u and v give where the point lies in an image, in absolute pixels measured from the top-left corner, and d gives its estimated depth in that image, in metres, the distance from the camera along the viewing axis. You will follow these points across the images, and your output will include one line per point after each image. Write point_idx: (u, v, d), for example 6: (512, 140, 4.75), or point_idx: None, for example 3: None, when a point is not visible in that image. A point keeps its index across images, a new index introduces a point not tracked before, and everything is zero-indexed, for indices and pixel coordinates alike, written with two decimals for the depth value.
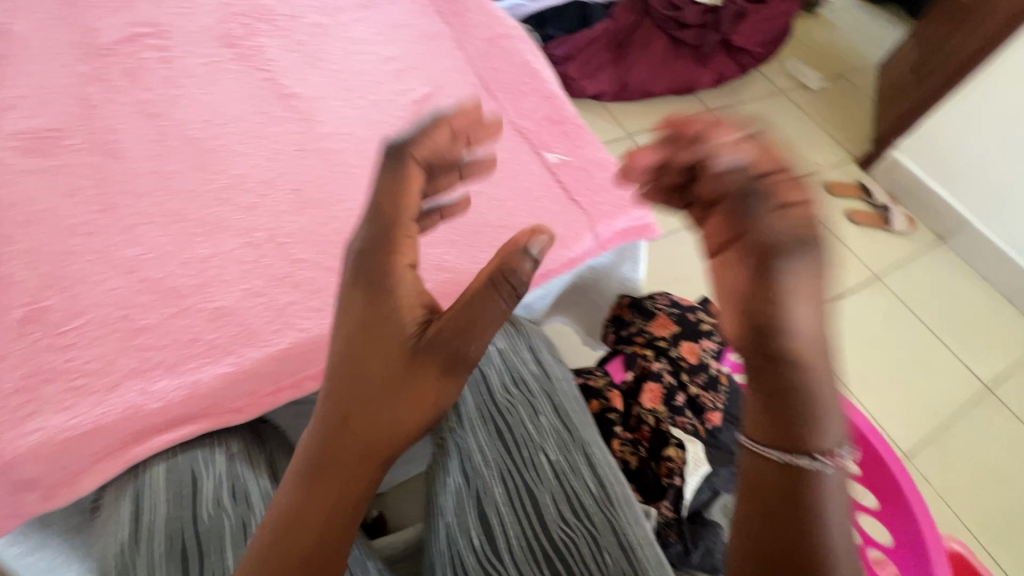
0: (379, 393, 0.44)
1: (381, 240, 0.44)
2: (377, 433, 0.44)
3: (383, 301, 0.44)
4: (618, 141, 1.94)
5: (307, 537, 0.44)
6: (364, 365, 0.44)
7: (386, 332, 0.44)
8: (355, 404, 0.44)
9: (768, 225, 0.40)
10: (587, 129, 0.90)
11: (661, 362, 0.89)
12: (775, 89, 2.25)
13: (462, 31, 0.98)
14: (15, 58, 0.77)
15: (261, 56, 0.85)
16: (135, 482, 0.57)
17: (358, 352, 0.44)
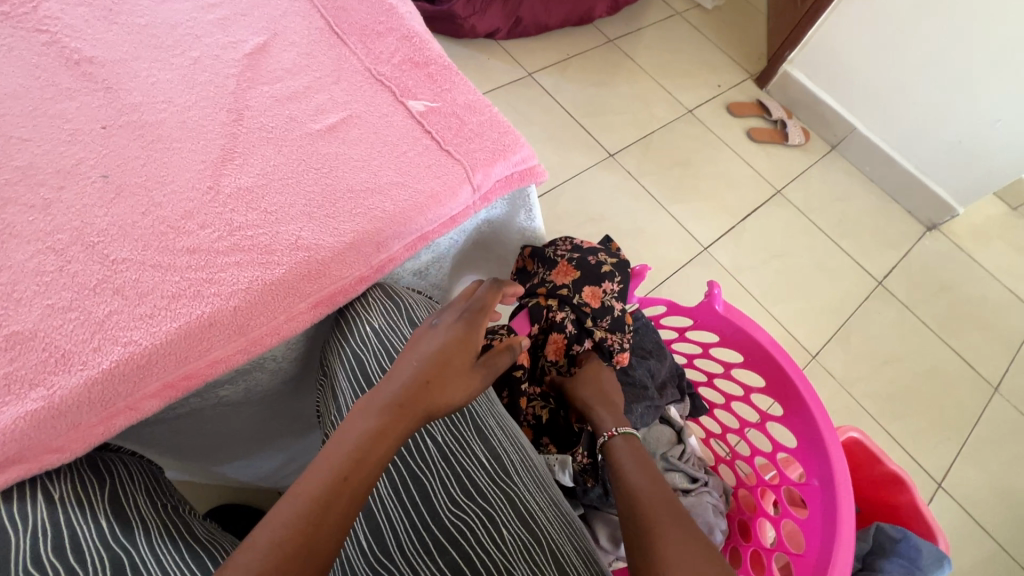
0: (439, 387, 0.55)
1: (478, 307, 0.63)
2: (429, 408, 0.54)
3: (467, 330, 0.60)
4: (519, 82, 1.84)
5: (349, 488, 0.47)
6: (442, 360, 0.57)
7: (461, 346, 0.58)
8: (425, 383, 0.55)
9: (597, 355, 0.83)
10: (455, 70, 0.81)
11: (564, 313, 0.81)
12: (670, 12, 2.20)
13: None
14: None
15: (36, 14, 0.69)
16: None
17: (436, 352, 0.57)
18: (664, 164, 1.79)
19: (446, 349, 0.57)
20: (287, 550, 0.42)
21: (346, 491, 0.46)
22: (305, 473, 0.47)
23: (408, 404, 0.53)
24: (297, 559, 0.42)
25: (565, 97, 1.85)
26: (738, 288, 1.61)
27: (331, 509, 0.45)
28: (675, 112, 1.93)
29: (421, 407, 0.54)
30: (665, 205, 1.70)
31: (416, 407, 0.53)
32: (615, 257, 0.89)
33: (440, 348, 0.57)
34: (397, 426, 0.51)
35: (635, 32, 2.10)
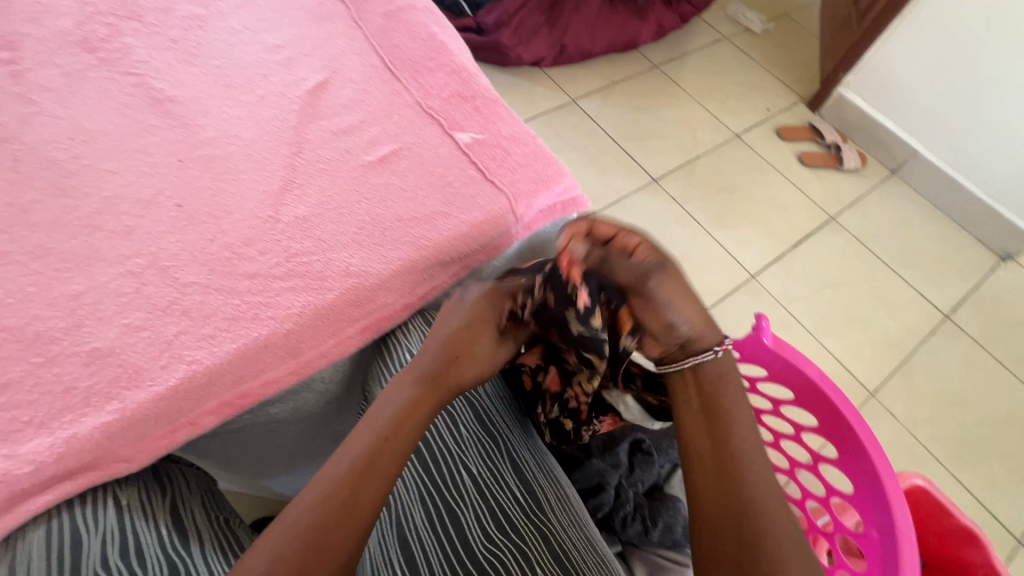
0: (462, 364, 0.62)
1: (503, 288, 0.67)
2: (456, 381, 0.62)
3: (491, 312, 0.65)
4: (562, 108, 1.87)
5: (388, 449, 0.55)
6: (466, 340, 0.63)
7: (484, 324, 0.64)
8: (450, 360, 0.62)
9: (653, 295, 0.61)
10: (501, 102, 0.84)
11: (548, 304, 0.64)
12: (717, 36, 2.19)
13: (358, 9, 0.91)
14: None
15: (128, 58, 0.77)
16: (11, 553, 0.48)
17: (462, 330, 0.63)
18: (709, 188, 1.76)
19: (470, 329, 0.63)
20: (335, 498, 0.52)
21: (386, 452, 0.55)
22: (354, 435, 0.56)
23: (439, 377, 0.61)
24: (344, 508, 0.52)
25: (608, 122, 1.86)
26: (787, 317, 1.54)
27: (373, 470, 0.54)
28: (721, 135, 1.90)
29: (448, 380, 0.61)
30: (710, 231, 1.67)
31: (446, 379, 0.61)
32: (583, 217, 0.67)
33: (465, 326, 0.63)
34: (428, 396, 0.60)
35: (680, 56, 2.09)
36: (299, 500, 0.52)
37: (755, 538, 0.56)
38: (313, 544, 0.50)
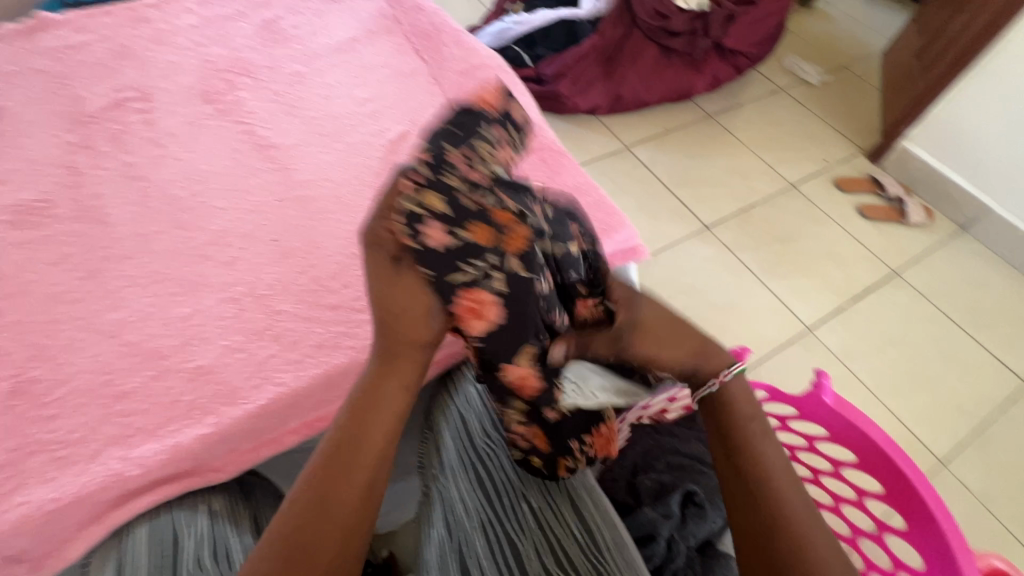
0: (397, 328, 0.53)
1: (381, 232, 0.52)
2: (401, 349, 0.54)
3: (399, 271, 0.52)
4: (614, 154, 1.92)
5: (345, 443, 0.53)
6: (390, 304, 0.53)
7: (394, 287, 0.52)
8: (385, 329, 0.54)
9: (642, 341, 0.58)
10: (566, 154, 0.89)
11: (490, 268, 0.53)
12: (773, 87, 2.21)
13: (437, 67, 1.00)
14: (9, 134, 0.82)
15: (239, 109, 0.88)
16: (120, 547, 0.55)
17: (379, 291, 0.53)
18: (763, 237, 1.75)
19: (382, 300, 0.53)
20: (303, 496, 0.51)
21: (342, 443, 0.53)
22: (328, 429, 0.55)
23: (388, 356, 0.54)
24: (311, 504, 0.51)
25: (660, 168, 1.90)
26: (847, 374, 1.48)
27: (333, 463, 0.52)
28: (776, 185, 1.89)
29: (393, 350, 0.54)
30: (763, 280, 1.65)
31: (398, 362, 0.54)
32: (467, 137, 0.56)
33: (379, 299, 0.53)
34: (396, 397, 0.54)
35: (735, 106, 2.12)
36: (280, 513, 0.51)
37: (780, 549, 0.53)
38: (294, 560, 0.49)
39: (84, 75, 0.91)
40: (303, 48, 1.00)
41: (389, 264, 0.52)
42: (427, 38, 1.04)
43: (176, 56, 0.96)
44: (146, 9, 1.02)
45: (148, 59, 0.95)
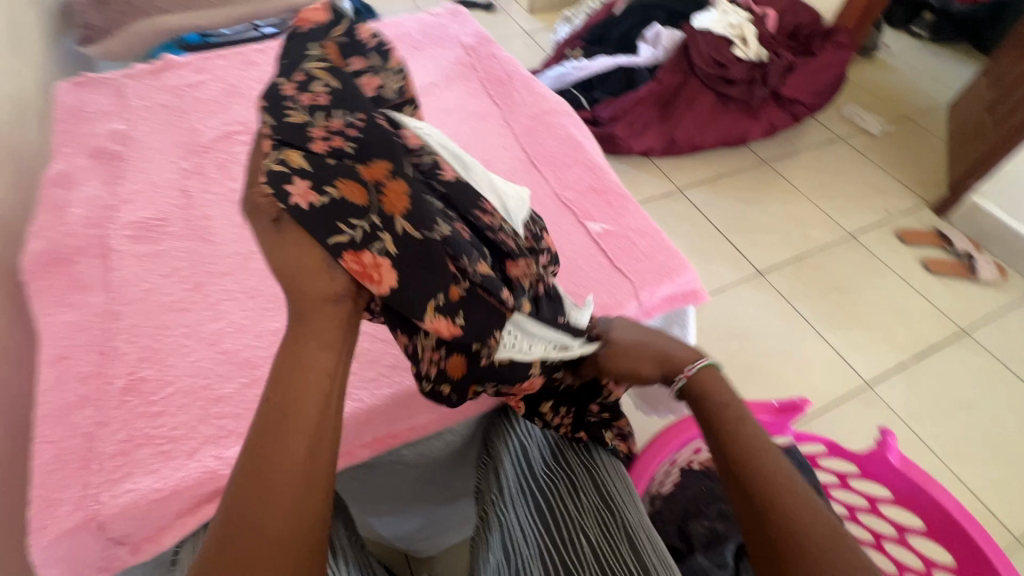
0: (304, 283, 0.52)
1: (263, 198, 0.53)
2: (314, 300, 0.52)
3: (285, 232, 0.52)
4: (667, 196, 1.94)
5: (273, 409, 0.50)
6: (289, 260, 0.52)
7: (297, 251, 0.52)
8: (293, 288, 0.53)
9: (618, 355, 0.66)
10: (629, 197, 0.93)
11: (373, 225, 0.53)
12: (832, 136, 2.19)
13: (509, 111, 1.07)
14: (135, 159, 0.93)
15: None
16: None
17: (278, 255, 0.52)
18: (819, 286, 1.71)
19: (282, 271, 0.52)
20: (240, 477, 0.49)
21: (269, 412, 0.50)
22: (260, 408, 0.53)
23: (297, 321, 0.53)
24: (251, 480, 0.48)
25: (713, 211, 1.91)
26: (911, 436, 1.41)
27: (264, 437, 0.49)
28: (833, 234, 1.86)
29: (307, 305, 0.52)
30: (819, 331, 1.60)
31: (314, 319, 0.52)
32: (303, 66, 0.59)
33: (282, 268, 0.52)
34: (319, 344, 0.52)
35: (792, 153, 2.11)
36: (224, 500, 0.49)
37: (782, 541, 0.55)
38: (243, 535, 0.47)
39: (199, 109, 1.03)
40: None
41: (277, 224, 0.52)
42: (501, 84, 1.12)
43: None
44: (254, 54, 1.15)
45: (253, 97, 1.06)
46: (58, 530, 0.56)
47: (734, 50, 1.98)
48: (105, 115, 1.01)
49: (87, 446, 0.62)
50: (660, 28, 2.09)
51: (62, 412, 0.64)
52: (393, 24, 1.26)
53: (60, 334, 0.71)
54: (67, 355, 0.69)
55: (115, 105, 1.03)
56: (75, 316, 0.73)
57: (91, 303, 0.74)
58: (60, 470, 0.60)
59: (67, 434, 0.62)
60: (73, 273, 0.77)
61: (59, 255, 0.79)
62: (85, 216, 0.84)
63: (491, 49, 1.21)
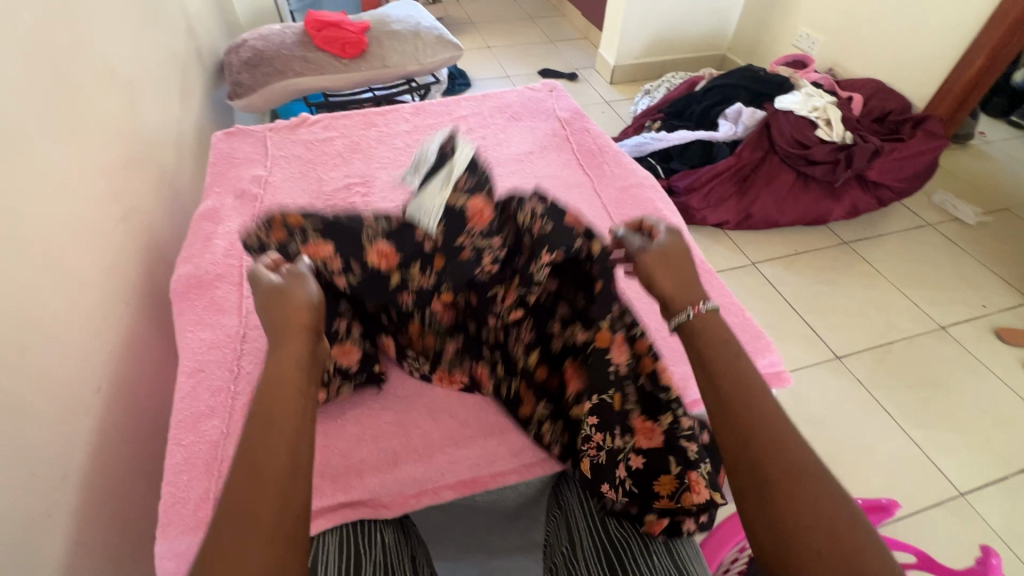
0: (291, 310, 0.61)
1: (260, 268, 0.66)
2: (299, 320, 0.61)
3: (272, 289, 0.64)
4: (740, 268, 1.93)
5: (261, 409, 0.52)
6: (280, 297, 0.63)
7: (284, 293, 0.63)
8: (279, 314, 0.61)
9: (649, 268, 0.72)
10: (714, 274, 0.95)
11: (310, 237, 0.81)
12: (920, 222, 2.12)
13: (600, 182, 1.14)
14: (271, 202, 1.07)
15: None
16: (316, 545, 0.66)
17: (270, 297, 0.63)
18: (903, 378, 1.61)
19: (267, 308, 0.63)
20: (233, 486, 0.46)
21: (260, 414, 0.51)
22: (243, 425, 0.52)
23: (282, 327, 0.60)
24: (248, 481, 0.46)
25: (787, 288, 1.87)
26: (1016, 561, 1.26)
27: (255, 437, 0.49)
28: (920, 324, 1.76)
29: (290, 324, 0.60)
30: (903, 427, 1.50)
31: (289, 327, 0.60)
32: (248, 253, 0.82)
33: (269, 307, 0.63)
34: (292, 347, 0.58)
35: (875, 237, 2.06)
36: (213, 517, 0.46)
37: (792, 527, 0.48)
38: (236, 539, 0.43)
39: (326, 161, 1.18)
40: (489, 155, 1.21)
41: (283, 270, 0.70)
42: (592, 156, 1.20)
43: (392, 153, 1.21)
44: (373, 116, 1.31)
45: (371, 154, 1.20)
46: (183, 527, 0.64)
47: (818, 131, 1.99)
48: (250, 161, 1.17)
49: (212, 453, 0.70)
50: (742, 106, 2.14)
51: (194, 419, 0.73)
52: (496, 96, 1.39)
53: (198, 349, 0.81)
54: (201, 368, 0.78)
55: (259, 154, 1.20)
56: (212, 334, 0.83)
57: (225, 324, 0.84)
58: (189, 472, 0.68)
59: (196, 440, 0.71)
60: (214, 296, 0.89)
61: (202, 280, 0.91)
62: (226, 247, 0.97)
63: (584, 123, 1.31)
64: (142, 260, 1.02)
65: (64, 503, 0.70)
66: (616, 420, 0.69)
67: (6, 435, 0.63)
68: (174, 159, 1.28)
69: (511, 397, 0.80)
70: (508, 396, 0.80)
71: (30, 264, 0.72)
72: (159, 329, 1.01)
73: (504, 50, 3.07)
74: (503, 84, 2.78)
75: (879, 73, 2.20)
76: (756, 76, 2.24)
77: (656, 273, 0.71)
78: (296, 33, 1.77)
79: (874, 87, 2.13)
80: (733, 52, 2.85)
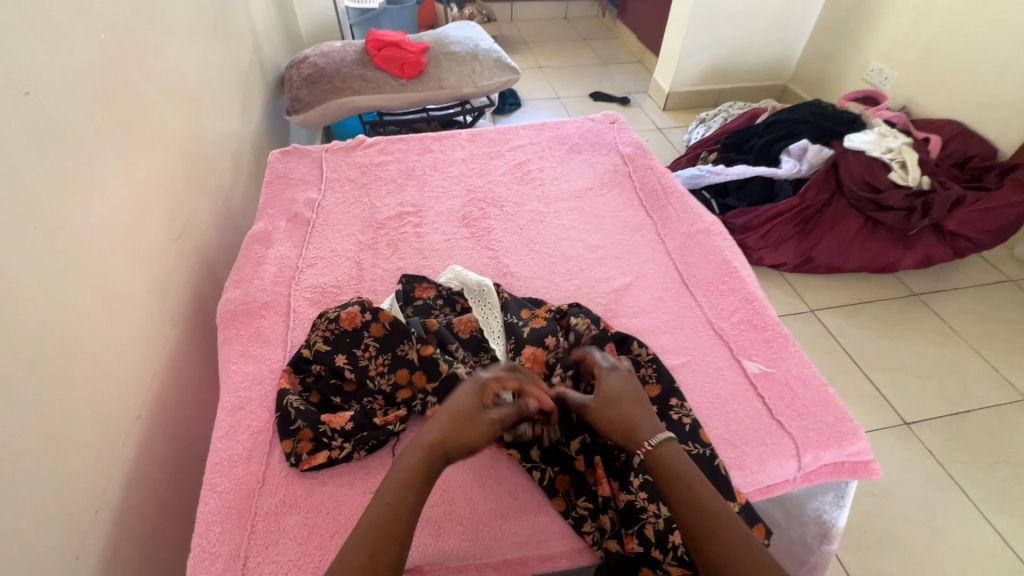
0: (468, 424, 0.62)
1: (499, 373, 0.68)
2: (464, 434, 0.61)
3: (474, 390, 0.65)
4: (798, 315, 1.81)
5: (393, 508, 0.55)
6: (474, 403, 0.63)
7: (474, 405, 0.63)
8: (462, 416, 0.62)
9: (595, 412, 0.65)
10: (790, 338, 0.87)
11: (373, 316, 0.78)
12: (1000, 277, 1.95)
13: (664, 226, 1.07)
14: (323, 226, 1.05)
15: (489, 236, 1.03)
16: None
17: (470, 392, 0.64)
18: (983, 454, 1.45)
19: (458, 397, 0.64)
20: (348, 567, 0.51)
21: (391, 510, 0.55)
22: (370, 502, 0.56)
23: (429, 429, 0.62)
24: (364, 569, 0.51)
25: (851, 340, 1.74)
26: None
27: (382, 533, 0.53)
28: (1003, 394, 1.59)
29: (458, 430, 0.61)
30: (984, 511, 1.34)
31: (443, 427, 0.61)
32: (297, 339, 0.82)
33: (458, 398, 0.64)
34: (409, 456, 0.59)
35: (949, 290, 1.90)
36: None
37: None
38: None
39: (380, 186, 1.16)
40: (547, 190, 1.16)
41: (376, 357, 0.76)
42: (656, 197, 1.14)
43: (446, 181, 1.17)
44: (430, 141, 1.29)
45: (425, 181, 1.17)
46: None
47: (892, 175, 1.86)
48: (305, 183, 1.16)
49: (246, 502, 0.66)
50: (808, 142, 2.03)
51: (231, 462, 0.69)
52: (555, 127, 1.35)
53: (241, 384, 0.78)
54: (242, 406, 0.75)
55: (314, 175, 1.18)
56: (255, 368, 0.80)
57: (270, 358, 0.81)
58: (222, 522, 0.64)
59: (232, 486, 0.67)
60: (260, 326, 0.86)
61: (249, 307, 0.89)
62: (275, 272, 0.95)
63: (647, 160, 1.24)
64: (192, 279, 1.01)
65: (95, 540, 0.67)
66: None
67: (42, 471, 0.60)
68: (231, 175, 1.28)
69: (547, 484, 0.68)
70: (543, 482, 0.68)
71: (81, 288, 0.70)
72: (203, 351, 1.00)
73: (556, 71, 3.05)
74: (554, 106, 2.75)
75: (961, 113, 2.02)
76: (825, 111, 2.11)
77: (607, 417, 0.64)
78: (356, 51, 1.77)
79: (954, 130, 1.98)
80: (795, 84, 2.74)
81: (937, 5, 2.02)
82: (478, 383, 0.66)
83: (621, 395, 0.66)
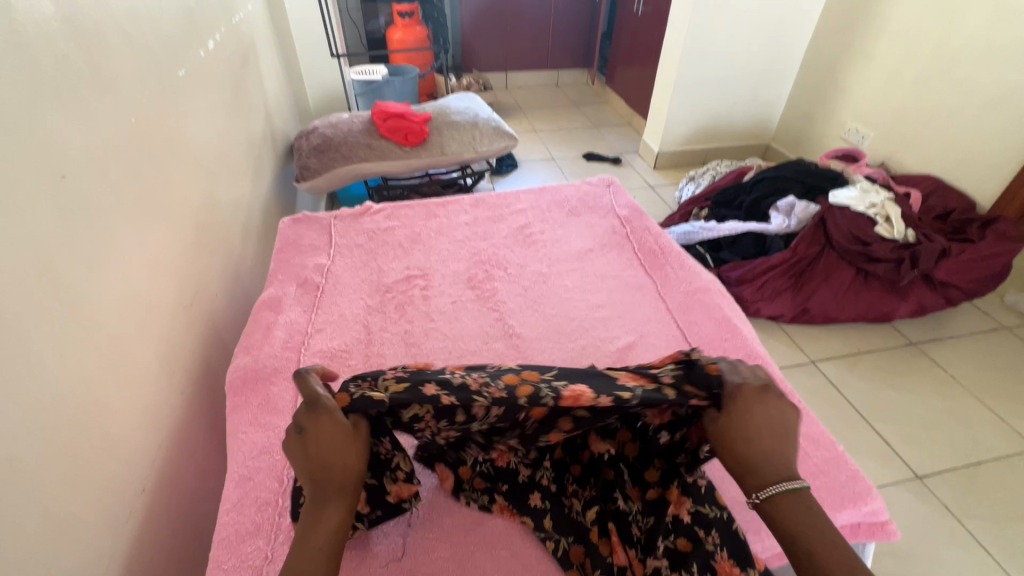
0: (345, 459, 0.61)
1: (316, 404, 0.65)
2: (351, 471, 0.61)
3: (320, 425, 0.63)
4: (799, 366, 1.82)
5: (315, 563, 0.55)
6: (332, 439, 0.62)
7: (335, 439, 0.62)
8: (336, 454, 0.61)
9: (744, 426, 0.63)
10: (796, 395, 0.88)
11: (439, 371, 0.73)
12: (994, 325, 1.98)
13: (664, 284, 1.10)
14: (332, 291, 1.08)
15: (494, 297, 1.06)
16: None
17: (321, 429, 0.62)
18: (999, 509, 1.42)
19: (314, 439, 0.62)
20: None
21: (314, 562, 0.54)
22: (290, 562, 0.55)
23: (323, 480, 0.60)
24: None
25: (853, 391, 1.73)
26: None
27: None
28: (1012, 445, 1.58)
29: (345, 469, 0.61)
30: (1009, 570, 1.30)
31: (329, 471, 0.60)
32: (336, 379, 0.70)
33: (315, 439, 0.62)
34: (331, 507, 0.58)
35: (945, 339, 1.92)
36: None
37: None
38: None
39: (387, 250, 1.20)
40: (549, 252, 1.20)
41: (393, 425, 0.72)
42: (654, 256, 1.18)
43: (451, 245, 1.22)
44: (434, 207, 1.34)
45: (430, 245, 1.21)
46: None
47: (878, 229, 1.93)
48: (314, 249, 1.20)
49: None
50: (794, 199, 2.12)
51: (239, 538, 0.68)
52: (554, 191, 1.41)
53: (251, 453, 0.78)
54: (251, 477, 0.75)
55: (323, 241, 1.22)
56: (264, 437, 0.80)
57: (280, 427, 0.81)
58: None
59: (239, 565, 0.65)
60: (269, 393, 0.87)
61: (259, 374, 0.89)
62: (285, 338, 0.96)
63: (644, 221, 1.29)
64: (200, 346, 1.02)
65: None
66: (691, 560, 0.62)
67: (45, 556, 0.59)
68: (241, 241, 1.32)
69: (562, 555, 0.67)
70: (557, 553, 0.67)
71: (95, 361, 0.71)
72: (208, 419, 0.99)
73: (549, 134, 3.20)
74: (550, 166, 2.87)
75: (938, 168, 2.12)
76: (808, 168, 2.22)
77: (745, 441, 0.63)
78: (363, 122, 1.88)
79: (933, 185, 2.07)
80: (777, 142, 2.89)
81: (906, 71, 2.17)
82: (316, 420, 0.63)
83: (759, 407, 0.65)
